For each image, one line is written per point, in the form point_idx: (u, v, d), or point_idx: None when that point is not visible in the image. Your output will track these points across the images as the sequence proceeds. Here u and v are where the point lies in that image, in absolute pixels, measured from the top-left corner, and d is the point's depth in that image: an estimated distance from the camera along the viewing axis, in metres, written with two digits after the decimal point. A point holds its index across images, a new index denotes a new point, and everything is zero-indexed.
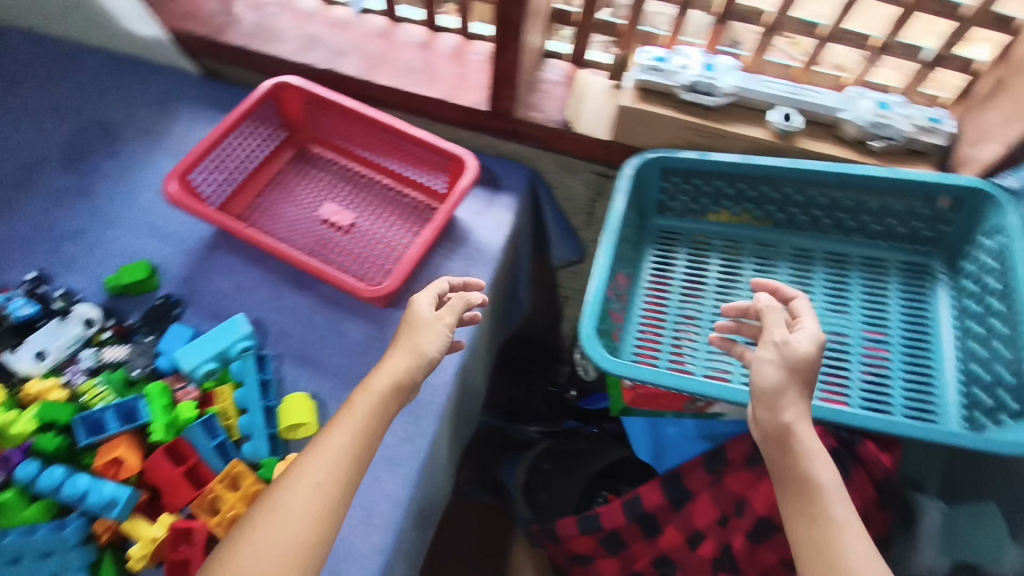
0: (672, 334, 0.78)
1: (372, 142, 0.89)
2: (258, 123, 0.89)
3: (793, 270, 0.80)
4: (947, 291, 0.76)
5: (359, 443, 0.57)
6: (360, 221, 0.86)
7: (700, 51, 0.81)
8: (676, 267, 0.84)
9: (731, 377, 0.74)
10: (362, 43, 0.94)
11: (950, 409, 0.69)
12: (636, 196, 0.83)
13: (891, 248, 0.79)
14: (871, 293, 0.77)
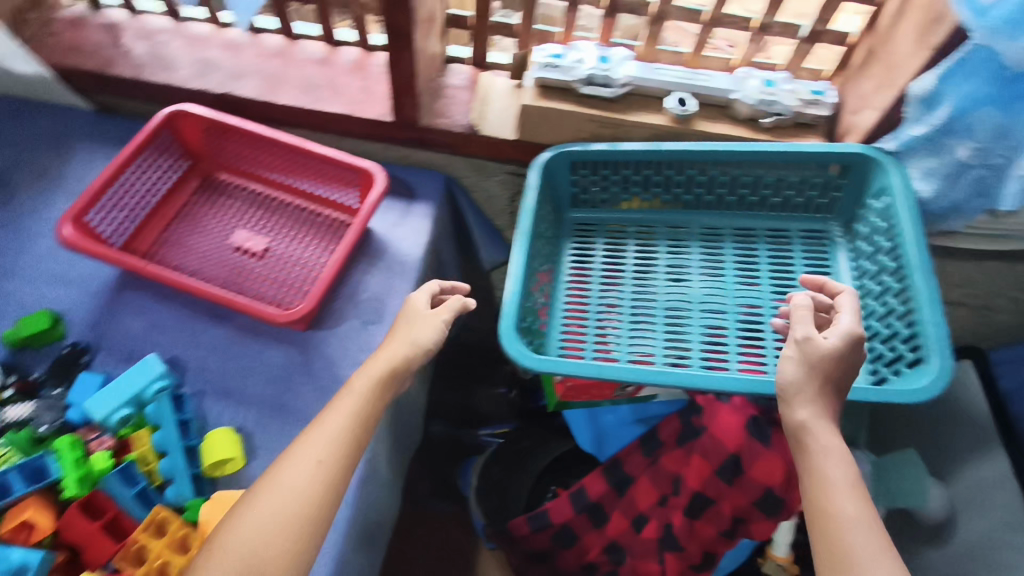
0: (595, 325, 0.79)
1: (280, 164, 0.87)
2: (158, 156, 0.86)
3: (704, 250, 0.83)
4: (845, 254, 0.80)
5: (360, 421, 0.60)
6: (274, 245, 0.85)
7: (594, 44, 0.83)
8: (595, 258, 0.85)
9: (654, 360, 0.75)
10: (259, 64, 0.91)
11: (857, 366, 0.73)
12: (548, 192, 0.85)
13: (793, 218, 0.83)
14: (777, 261, 0.81)
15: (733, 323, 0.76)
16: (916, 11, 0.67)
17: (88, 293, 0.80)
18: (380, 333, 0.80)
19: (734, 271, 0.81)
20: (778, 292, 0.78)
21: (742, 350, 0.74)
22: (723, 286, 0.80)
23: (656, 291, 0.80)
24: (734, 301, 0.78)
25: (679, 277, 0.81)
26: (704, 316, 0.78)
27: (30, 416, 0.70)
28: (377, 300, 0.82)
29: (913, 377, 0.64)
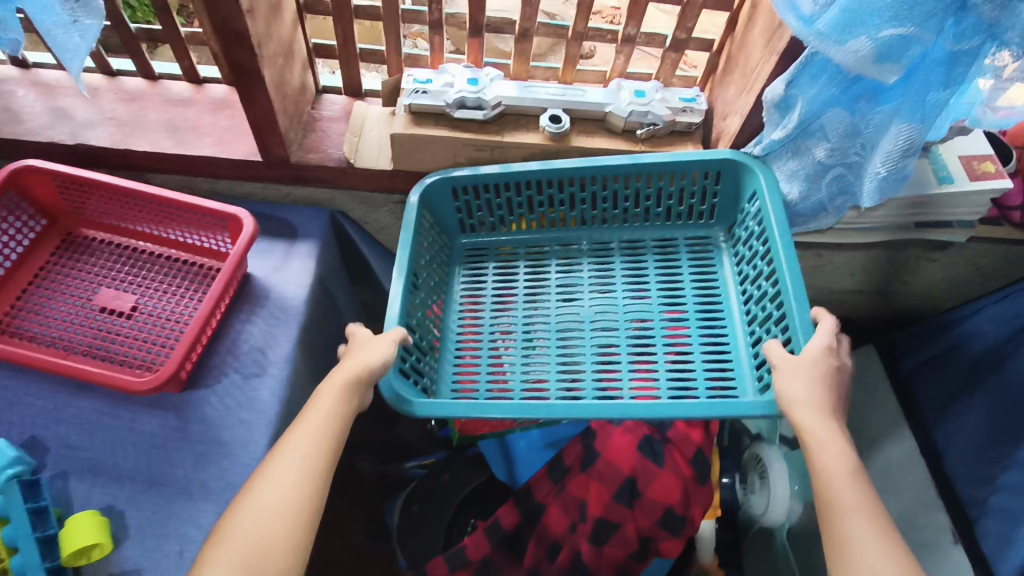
0: (488, 356, 0.77)
1: (144, 214, 0.81)
2: (5, 217, 0.79)
3: (593, 266, 0.82)
4: (729, 258, 0.80)
5: (340, 416, 0.59)
6: (143, 302, 0.79)
7: (464, 67, 0.81)
8: (486, 285, 0.83)
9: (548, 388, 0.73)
10: (115, 108, 0.86)
11: (747, 375, 0.72)
12: (431, 220, 0.82)
13: (677, 227, 0.83)
14: (664, 272, 0.80)
15: (625, 340, 0.76)
16: (764, 17, 0.67)
17: None
18: (262, 386, 0.75)
19: (624, 287, 0.80)
20: (666, 304, 0.78)
21: (633, 369, 0.73)
22: (612, 300, 0.79)
23: (547, 314, 0.79)
24: (624, 317, 0.77)
25: (570, 296, 0.80)
26: (596, 336, 0.76)
27: None
28: (259, 350, 0.78)
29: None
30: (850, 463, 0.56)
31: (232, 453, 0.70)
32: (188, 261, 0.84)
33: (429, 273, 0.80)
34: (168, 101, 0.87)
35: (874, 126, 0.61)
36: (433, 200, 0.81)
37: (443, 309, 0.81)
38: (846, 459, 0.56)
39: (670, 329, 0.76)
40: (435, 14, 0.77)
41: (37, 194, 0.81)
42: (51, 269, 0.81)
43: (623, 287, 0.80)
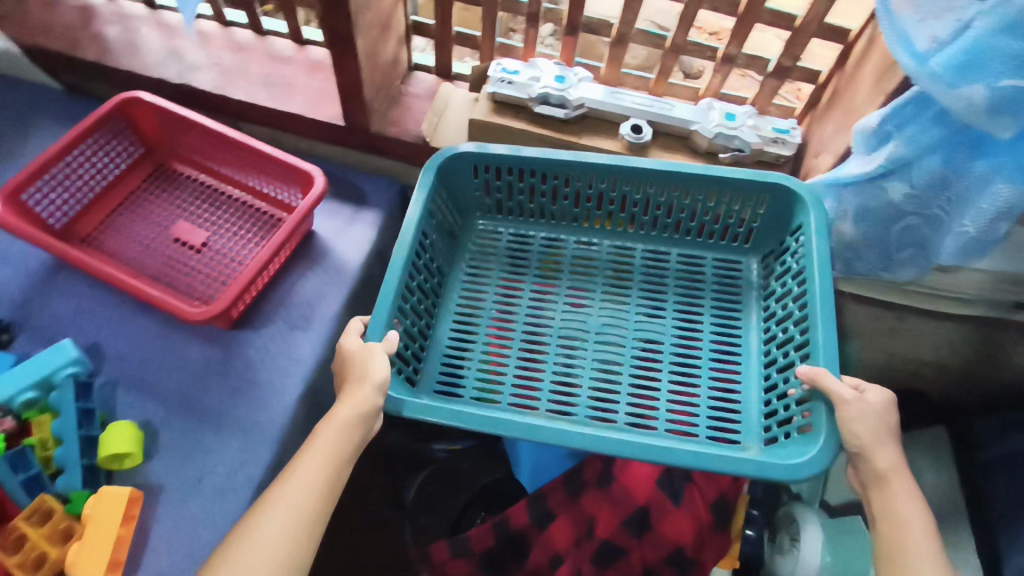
0: (482, 349, 0.74)
1: (231, 158, 0.86)
2: (110, 141, 0.86)
3: (608, 273, 0.80)
4: (756, 290, 0.77)
5: (337, 463, 0.55)
6: (213, 239, 0.84)
7: (554, 63, 0.80)
8: (494, 271, 0.81)
9: (538, 398, 0.70)
10: (224, 56, 0.91)
11: (753, 422, 0.69)
12: (447, 196, 0.80)
13: (710, 247, 0.80)
14: (684, 292, 0.78)
15: (629, 358, 0.73)
16: (878, 55, 0.63)
17: (25, 270, 0.80)
18: (304, 340, 0.78)
19: (637, 302, 0.77)
20: (680, 330, 0.75)
21: (633, 394, 0.70)
22: (620, 312, 0.76)
23: (551, 317, 0.76)
24: (633, 336, 0.75)
25: (580, 304, 0.77)
26: (598, 349, 0.74)
27: None
28: (306, 305, 0.80)
29: (801, 449, 0.60)
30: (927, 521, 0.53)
31: (266, 396, 0.73)
32: (258, 207, 0.88)
33: (435, 252, 0.77)
34: (272, 58, 0.91)
35: (964, 182, 0.56)
36: (453, 173, 0.79)
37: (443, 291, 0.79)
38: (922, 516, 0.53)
39: (680, 355, 0.74)
40: (533, 7, 0.77)
41: (136, 123, 0.87)
42: (139, 196, 0.88)
43: (637, 303, 0.77)
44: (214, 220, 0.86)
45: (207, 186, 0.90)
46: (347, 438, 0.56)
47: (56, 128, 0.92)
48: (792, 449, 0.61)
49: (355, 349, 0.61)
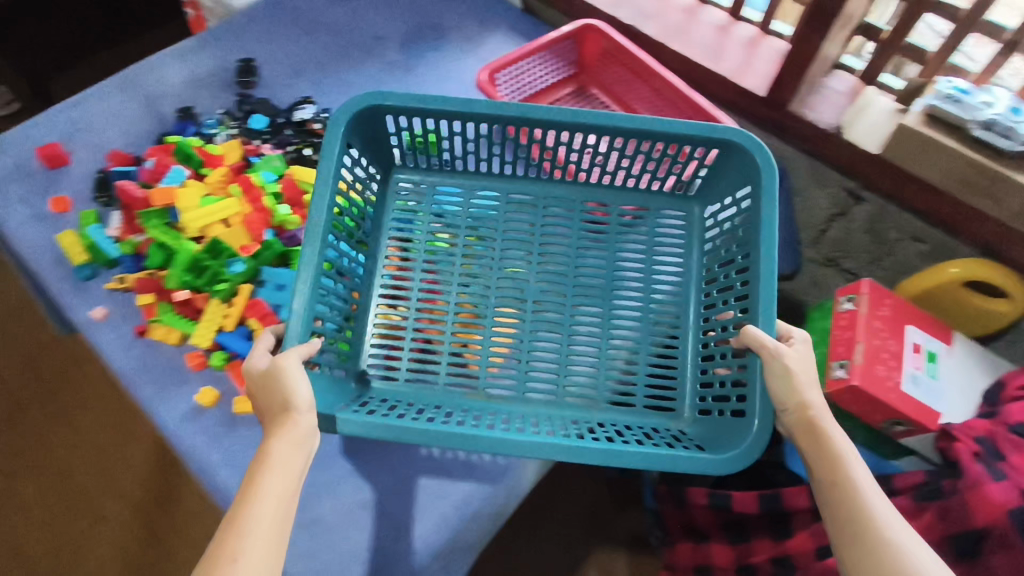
0: (413, 319, 0.81)
1: (653, 100, 0.99)
2: (559, 57, 1.02)
3: (560, 230, 0.87)
4: (697, 255, 0.85)
5: (285, 482, 0.50)
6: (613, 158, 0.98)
7: (1011, 94, 0.77)
8: (426, 223, 0.87)
9: (437, 370, 0.79)
10: (667, 11, 1.03)
11: (688, 392, 0.79)
12: (366, 144, 0.82)
13: (654, 198, 0.88)
14: (632, 266, 0.85)
15: (568, 330, 0.82)
16: None
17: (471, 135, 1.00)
18: None
19: (575, 270, 0.85)
20: (617, 302, 0.84)
21: (568, 372, 0.80)
22: (557, 278, 0.85)
23: (483, 291, 0.83)
24: (571, 306, 0.83)
25: (509, 268, 0.85)
26: (506, 320, 0.82)
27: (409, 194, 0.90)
28: None
29: (739, 441, 0.65)
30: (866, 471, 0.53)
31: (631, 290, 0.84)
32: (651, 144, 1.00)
33: (357, 210, 0.82)
34: (709, 24, 1.01)
35: None
36: (368, 120, 0.79)
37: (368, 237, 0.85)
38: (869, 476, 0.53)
39: (619, 328, 0.83)
40: (1021, 36, 0.76)
41: (579, 44, 1.02)
42: (556, 104, 1.05)
43: (585, 275, 0.85)
44: None
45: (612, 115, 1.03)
46: (292, 462, 0.51)
47: (510, 37, 1.12)
48: (723, 431, 0.69)
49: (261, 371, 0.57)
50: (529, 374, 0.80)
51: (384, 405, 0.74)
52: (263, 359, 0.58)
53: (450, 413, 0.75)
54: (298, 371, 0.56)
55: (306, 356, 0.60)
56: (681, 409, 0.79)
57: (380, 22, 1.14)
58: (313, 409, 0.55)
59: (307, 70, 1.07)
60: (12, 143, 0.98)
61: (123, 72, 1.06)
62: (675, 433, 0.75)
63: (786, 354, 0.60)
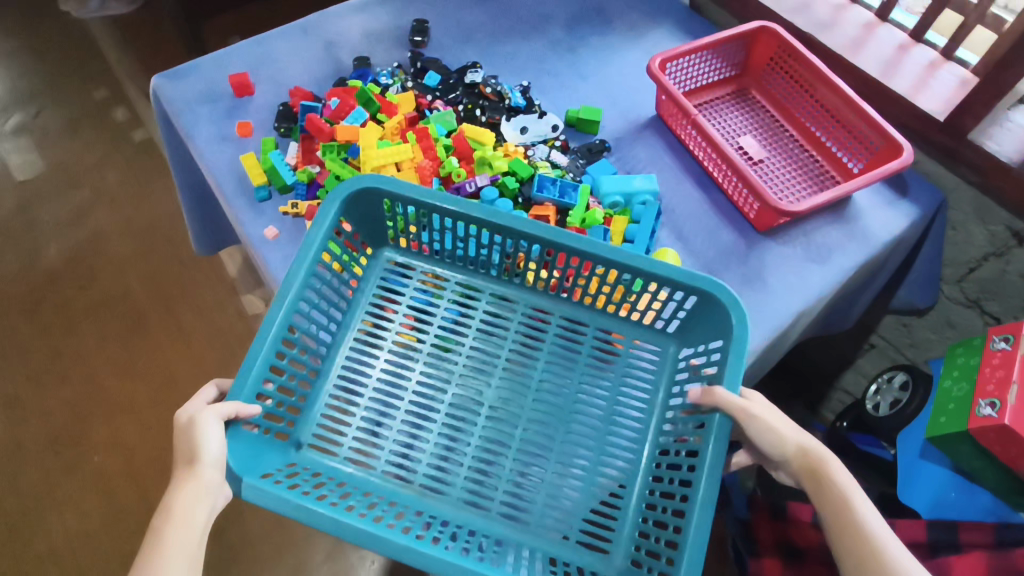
0: (366, 407, 0.82)
1: (818, 110, 0.98)
2: (727, 56, 1.03)
3: (519, 341, 0.88)
4: (665, 395, 0.85)
5: (191, 530, 0.58)
6: (768, 160, 0.97)
7: None
8: (398, 313, 0.89)
9: (375, 460, 0.79)
10: (846, 25, 1.04)
11: (624, 538, 0.77)
12: (355, 219, 0.88)
13: (631, 326, 0.89)
14: (588, 389, 0.85)
15: (515, 446, 0.80)
16: None
17: (626, 119, 1.02)
18: (816, 271, 0.86)
19: (539, 382, 0.85)
20: (577, 419, 0.83)
21: (509, 480, 0.79)
22: (521, 386, 0.84)
23: (444, 384, 0.84)
24: (525, 421, 0.82)
25: (475, 369, 0.85)
26: (455, 425, 0.82)
27: (564, 166, 0.93)
28: (828, 248, 0.88)
29: None
30: (857, 492, 0.63)
31: (775, 291, 0.84)
32: (807, 154, 0.98)
33: (335, 285, 0.86)
34: (885, 45, 1.01)
35: None
36: (363, 201, 0.86)
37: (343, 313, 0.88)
38: (860, 496, 0.63)
39: (572, 454, 0.81)
40: None
41: (747, 46, 1.03)
42: (714, 101, 1.05)
43: (540, 391, 0.84)
44: (767, 147, 0.99)
45: (770, 120, 1.03)
46: (194, 514, 0.59)
47: (674, 34, 1.14)
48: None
49: (183, 421, 0.64)
50: (467, 479, 0.78)
51: (310, 480, 0.73)
52: (192, 407, 0.66)
53: (373, 504, 0.74)
54: (210, 427, 0.63)
55: (229, 415, 0.66)
56: (615, 554, 0.76)
57: (549, 2, 1.18)
58: (218, 466, 0.62)
59: (478, 38, 1.13)
60: (205, 68, 1.07)
61: (307, 18, 1.14)
62: None
63: (754, 409, 0.67)
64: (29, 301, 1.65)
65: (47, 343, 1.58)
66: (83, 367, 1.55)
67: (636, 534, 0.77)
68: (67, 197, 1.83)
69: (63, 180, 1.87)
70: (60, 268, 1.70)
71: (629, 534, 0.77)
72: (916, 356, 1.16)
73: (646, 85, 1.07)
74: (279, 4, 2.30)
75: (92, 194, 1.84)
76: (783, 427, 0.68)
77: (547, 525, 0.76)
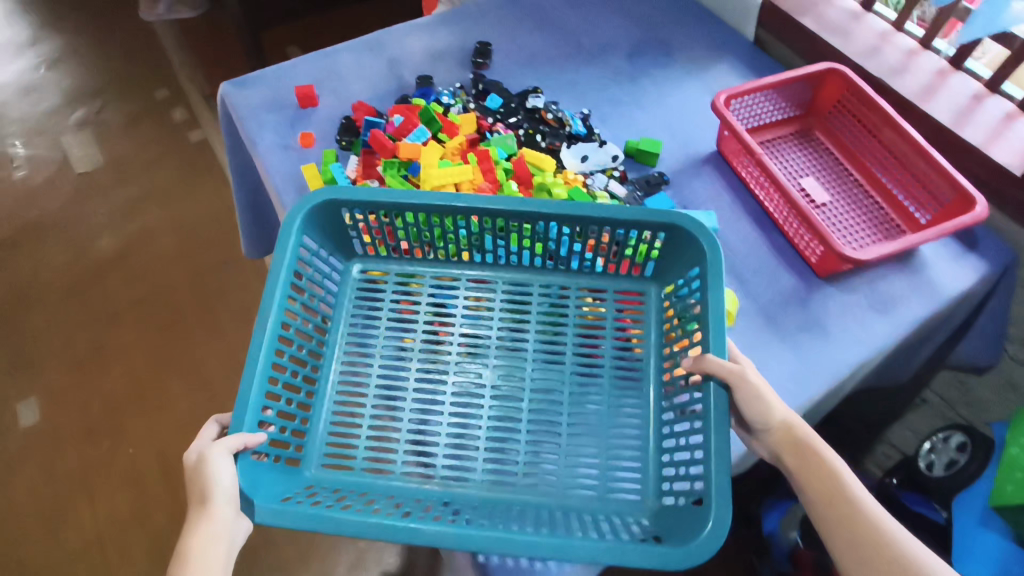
0: (369, 420, 0.81)
1: (886, 156, 0.95)
2: (793, 95, 1.02)
3: (505, 310, 0.90)
4: (655, 331, 0.89)
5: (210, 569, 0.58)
6: (830, 204, 0.95)
7: None
8: (388, 317, 0.89)
9: (392, 463, 0.78)
10: (917, 71, 1.02)
11: (651, 477, 0.78)
12: (321, 235, 0.89)
13: (614, 280, 0.93)
14: (584, 349, 0.87)
15: (528, 415, 0.82)
16: None
17: (685, 153, 1.01)
18: (879, 321, 0.83)
19: (533, 358, 0.86)
20: (580, 393, 0.84)
21: (530, 470, 0.78)
22: (515, 369, 0.85)
23: (438, 374, 0.85)
24: (526, 407, 0.82)
25: (470, 357, 0.86)
26: (457, 418, 0.82)
27: (623, 198, 0.92)
28: (894, 298, 0.85)
29: (695, 527, 0.64)
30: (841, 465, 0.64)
31: (835, 340, 0.82)
32: (872, 199, 0.96)
33: (314, 304, 0.86)
34: (959, 95, 0.99)
35: None
36: (324, 216, 0.87)
37: (327, 331, 0.88)
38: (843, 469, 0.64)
39: (584, 414, 0.82)
40: None
41: (813, 86, 1.01)
42: (775, 138, 1.04)
43: (534, 380, 0.85)
44: (831, 191, 0.97)
45: (833, 162, 1.01)
46: (208, 552, 0.58)
47: (737, 70, 1.13)
48: (688, 518, 0.68)
49: (190, 459, 0.64)
50: (485, 473, 0.78)
51: (331, 496, 0.73)
52: (199, 445, 0.65)
53: (400, 503, 0.73)
54: (218, 462, 0.62)
55: (236, 448, 0.65)
56: (645, 497, 0.77)
57: (613, 33, 1.19)
58: (230, 499, 0.62)
59: (540, 64, 1.13)
60: (273, 78, 1.09)
61: (372, 34, 1.16)
62: (641, 522, 0.74)
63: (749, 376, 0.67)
64: (79, 291, 1.70)
65: (93, 333, 1.62)
66: (123, 358, 1.58)
67: (661, 460, 0.79)
68: (121, 193, 1.89)
69: (119, 176, 1.93)
70: (110, 261, 1.74)
71: (656, 466, 0.79)
72: (972, 416, 1.13)
73: (707, 118, 1.06)
74: (339, 19, 2.37)
75: (145, 191, 1.89)
76: (772, 397, 0.68)
77: (579, 496, 0.76)
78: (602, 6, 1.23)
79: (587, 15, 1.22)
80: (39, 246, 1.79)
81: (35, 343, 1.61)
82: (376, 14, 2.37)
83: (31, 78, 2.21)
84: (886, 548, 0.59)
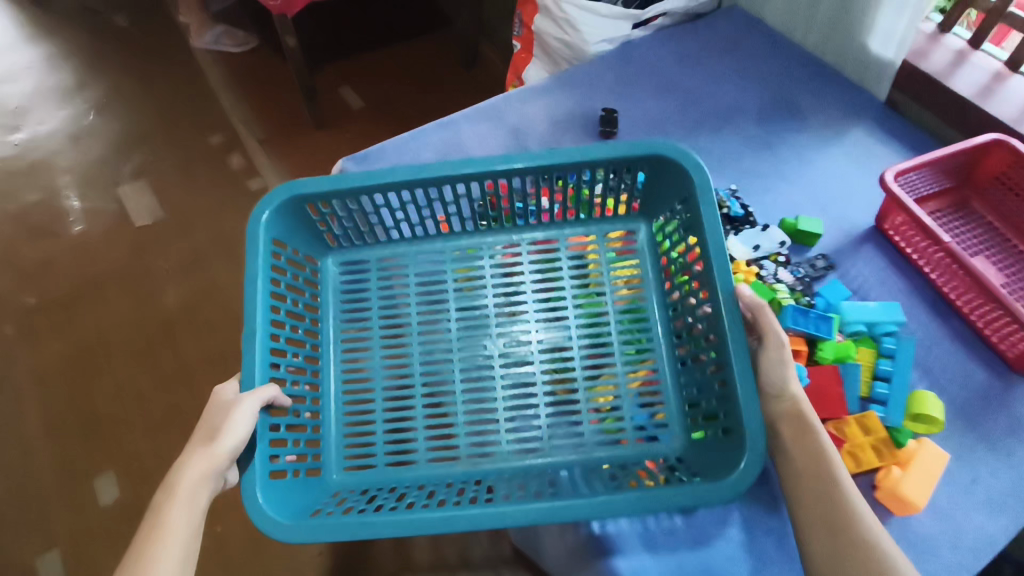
0: (383, 409, 0.89)
1: None
2: (958, 168, 0.96)
3: (497, 276, 0.98)
4: (653, 263, 0.98)
5: (194, 506, 0.62)
6: (1005, 287, 0.90)
7: None
8: (383, 300, 0.98)
9: (416, 452, 0.86)
10: None
11: (676, 408, 0.87)
12: (296, 234, 0.94)
13: (602, 224, 1.01)
14: (581, 304, 0.95)
15: (542, 377, 0.90)
16: None
17: (840, 230, 0.96)
18: None
19: (527, 321, 0.94)
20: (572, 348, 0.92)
21: (551, 449, 0.85)
22: (514, 331, 0.93)
23: (443, 351, 0.93)
24: (536, 368, 0.90)
25: (470, 329, 0.94)
26: (469, 387, 0.90)
27: (796, 286, 0.88)
28: None
29: (726, 465, 0.71)
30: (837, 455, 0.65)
31: None
32: None
33: (299, 308, 0.92)
34: None
35: None
36: (292, 214, 0.92)
37: (318, 334, 0.95)
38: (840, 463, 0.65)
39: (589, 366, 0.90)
40: None
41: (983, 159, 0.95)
42: (933, 210, 0.98)
43: (541, 357, 0.91)
44: (1004, 273, 0.92)
45: (998, 238, 0.96)
46: (198, 493, 0.63)
47: (875, 134, 1.09)
48: (723, 451, 0.74)
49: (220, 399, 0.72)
50: (509, 448, 0.86)
51: (390, 496, 0.80)
52: (229, 392, 0.73)
53: (432, 491, 0.81)
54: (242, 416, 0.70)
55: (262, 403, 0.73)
56: (674, 437, 0.85)
57: (738, 96, 1.14)
58: (235, 449, 0.68)
59: (670, 133, 1.08)
60: (394, 152, 1.04)
61: (490, 102, 1.11)
62: (674, 457, 0.83)
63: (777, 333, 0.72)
64: (150, 353, 1.63)
65: (166, 399, 1.55)
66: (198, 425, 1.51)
67: (682, 387, 0.88)
68: (185, 246, 1.83)
69: (179, 228, 1.87)
70: (178, 320, 1.68)
71: (676, 393, 0.88)
72: None
73: (854, 189, 1.01)
74: (393, 57, 2.31)
75: (207, 243, 1.83)
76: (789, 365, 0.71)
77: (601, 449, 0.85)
78: (722, 66, 1.18)
79: (709, 77, 1.17)
80: (103, 305, 1.72)
81: (110, 411, 1.54)
82: (431, 50, 2.31)
83: (79, 125, 2.15)
84: (858, 530, 0.59)
